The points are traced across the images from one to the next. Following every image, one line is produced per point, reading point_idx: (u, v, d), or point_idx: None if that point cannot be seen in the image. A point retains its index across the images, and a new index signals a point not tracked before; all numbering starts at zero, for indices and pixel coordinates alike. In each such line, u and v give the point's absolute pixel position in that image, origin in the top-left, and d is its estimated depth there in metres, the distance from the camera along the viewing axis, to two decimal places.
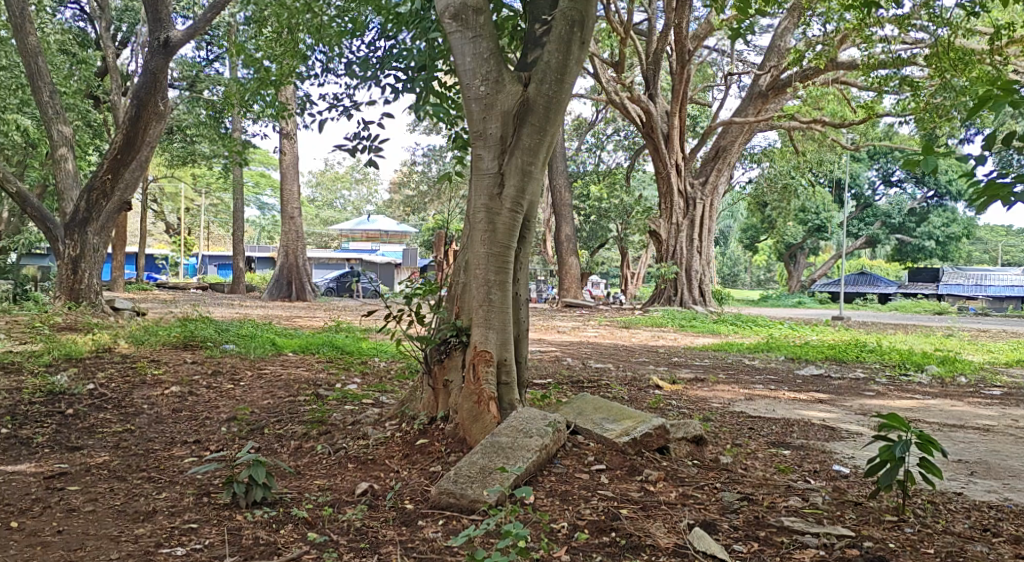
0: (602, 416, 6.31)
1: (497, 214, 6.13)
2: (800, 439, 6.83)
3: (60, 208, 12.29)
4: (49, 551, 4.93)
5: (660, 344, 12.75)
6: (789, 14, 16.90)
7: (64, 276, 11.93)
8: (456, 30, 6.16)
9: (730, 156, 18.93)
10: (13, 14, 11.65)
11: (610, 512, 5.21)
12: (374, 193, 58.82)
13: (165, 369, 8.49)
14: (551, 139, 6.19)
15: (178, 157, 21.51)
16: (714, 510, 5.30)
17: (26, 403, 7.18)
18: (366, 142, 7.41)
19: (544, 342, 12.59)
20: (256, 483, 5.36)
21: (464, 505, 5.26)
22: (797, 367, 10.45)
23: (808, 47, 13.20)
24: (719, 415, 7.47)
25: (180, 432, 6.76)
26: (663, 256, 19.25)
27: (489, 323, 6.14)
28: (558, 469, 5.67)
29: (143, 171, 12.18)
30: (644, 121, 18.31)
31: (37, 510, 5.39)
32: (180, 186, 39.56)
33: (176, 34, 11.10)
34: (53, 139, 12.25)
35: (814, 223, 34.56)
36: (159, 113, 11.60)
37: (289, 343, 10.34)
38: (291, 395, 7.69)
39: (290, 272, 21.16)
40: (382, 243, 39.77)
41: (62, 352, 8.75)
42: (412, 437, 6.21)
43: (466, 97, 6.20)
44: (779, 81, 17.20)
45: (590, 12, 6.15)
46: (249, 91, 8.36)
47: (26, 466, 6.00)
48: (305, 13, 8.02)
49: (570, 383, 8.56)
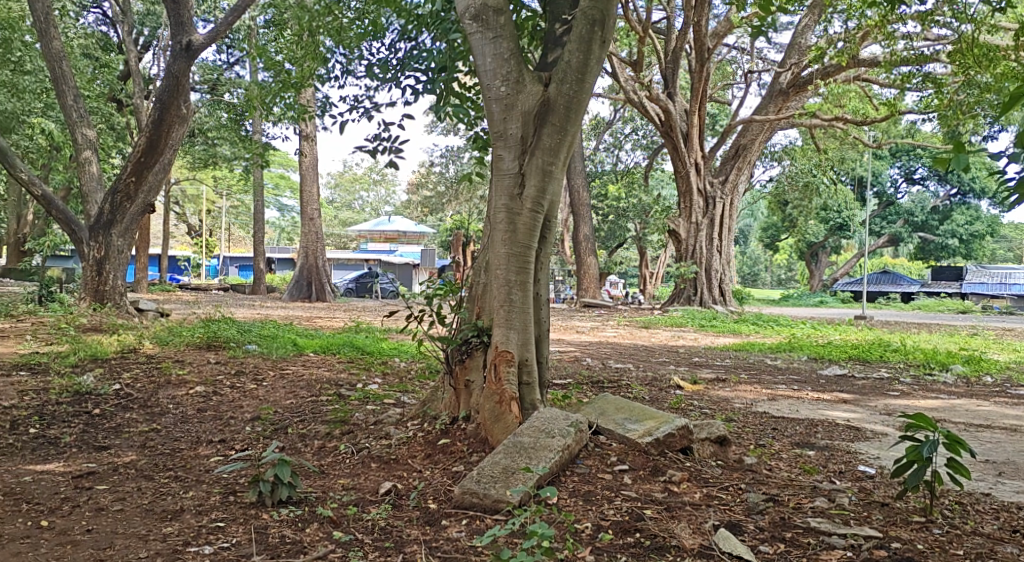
0: (625, 416, 6.30)
1: (518, 214, 6.13)
2: (824, 439, 6.80)
3: (85, 211, 12.41)
4: (78, 550, 4.98)
5: (680, 344, 12.72)
6: (810, 11, 16.78)
7: (89, 278, 12.03)
8: (477, 31, 6.17)
9: (750, 155, 18.82)
10: (37, 19, 11.77)
11: (634, 512, 5.21)
12: (392, 193, 59.11)
13: (189, 369, 8.56)
14: (572, 139, 6.19)
15: (200, 159, 21.71)
16: (739, 511, 5.29)
17: (54, 403, 7.27)
18: (387, 143, 7.53)
19: (564, 342, 12.58)
20: (282, 482, 5.40)
21: (487, 505, 5.26)
22: (820, 367, 10.39)
23: (830, 44, 13.08)
24: (742, 415, 7.45)
25: (205, 431, 6.80)
26: (682, 256, 19.13)
27: (511, 323, 6.13)
28: (581, 469, 5.67)
29: (167, 174, 12.23)
30: (664, 120, 18.27)
31: (66, 509, 5.44)
32: (201, 188, 39.87)
33: (198, 39, 11.15)
34: (78, 142, 12.35)
35: (836, 222, 34.28)
36: (181, 116, 11.71)
37: (311, 344, 10.40)
38: (313, 395, 7.74)
39: (310, 272, 21.25)
40: (401, 244, 39.88)
41: (88, 353, 8.85)
42: (434, 437, 6.22)
43: (487, 98, 6.21)
44: (800, 78, 17.03)
45: (611, 11, 6.14)
46: (270, 94, 8.40)
47: (55, 466, 6.06)
48: (326, 15, 8.04)
49: (591, 383, 8.55)
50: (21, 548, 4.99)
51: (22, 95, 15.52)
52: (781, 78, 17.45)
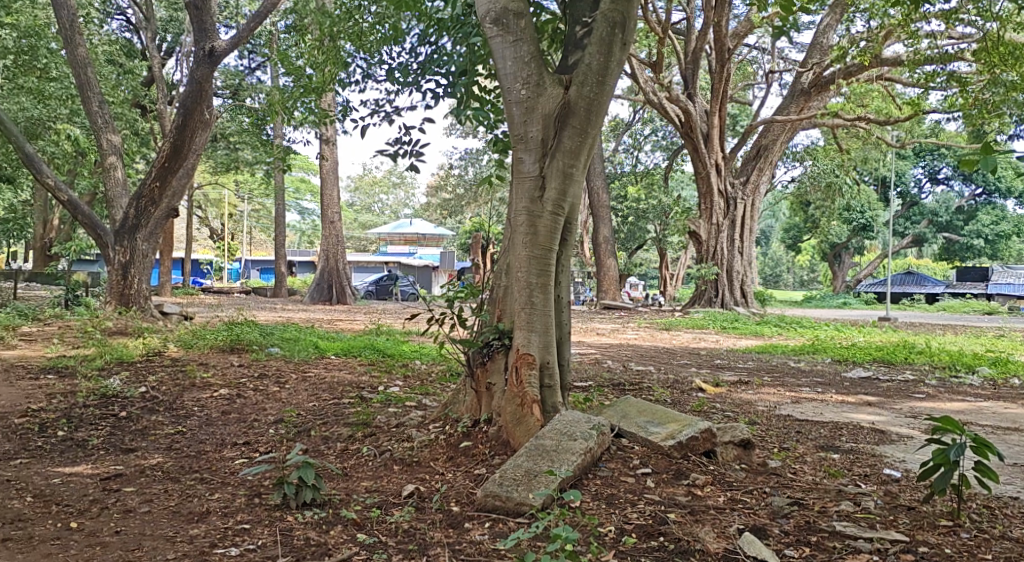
0: (647, 419, 6.29)
1: (539, 216, 6.14)
2: (849, 442, 6.75)
3: (110, 215, 12.53)
4: (107, 551, 5.03)
5: (701, 346, 12.65)
6: (832, 10, 16.68)
7: (114, 281, 12.11)
8: (497, 35, 6.18)
9: (772, 155, 18.72)
10: (63, 26, 11.91)
11: (658, 516, 5.19)
12: (412, 196, 59.27)
13: (212, 372, 8.61)
14: (592, 142, 6.19)
15: (222, 164, 21.85)
16: (764, 514, 5.26)
17: (80, 406, 7.34)
18: (407, 147, 7.60)
19: (584, 344, 12.54)
20: (306, 484, 5.43)
21: (510, 509, 5.27)
22: (845, 370, 10.31)
23: (852, 43, 12.99)
24: (765, 418, 7.41)
25: (229, 434, 6.86)
26: (704, 257, 19.03)
27: (532, 325, 6.14)
28: (603, 472, 5.67)
29: (190, 178, 12.35)
30: (684, 121, 18.23)
31: (95, 510, 5.51)
32: (223, 193, 40.11)
33: (221, 44, 11.23)
34: (103, 148, 12.47)
35: (860, 222, 34.00)
36: (204, 122, 11.82)
37: (332, 347, 10.43)
38: (335, 397, 7.78)
39: (330, 275, 21.34)
40: (420, 246, 39.92)
41: (114, 356, 8.94)
42: (456, 439, 6.24)
43: (507, 102, 6.22)
44: (821, 78, 16.95)
45: (632, 12, 6.14)
46: (291, 99, 8.44)
47: (83, 468, 6.12)
48: (347, 21, 8.09)
49: (612, 386, 8.51)
50: (52, 549, 5.05)
51: (48, 102, 15.63)
52: (803, 78, 17.34)
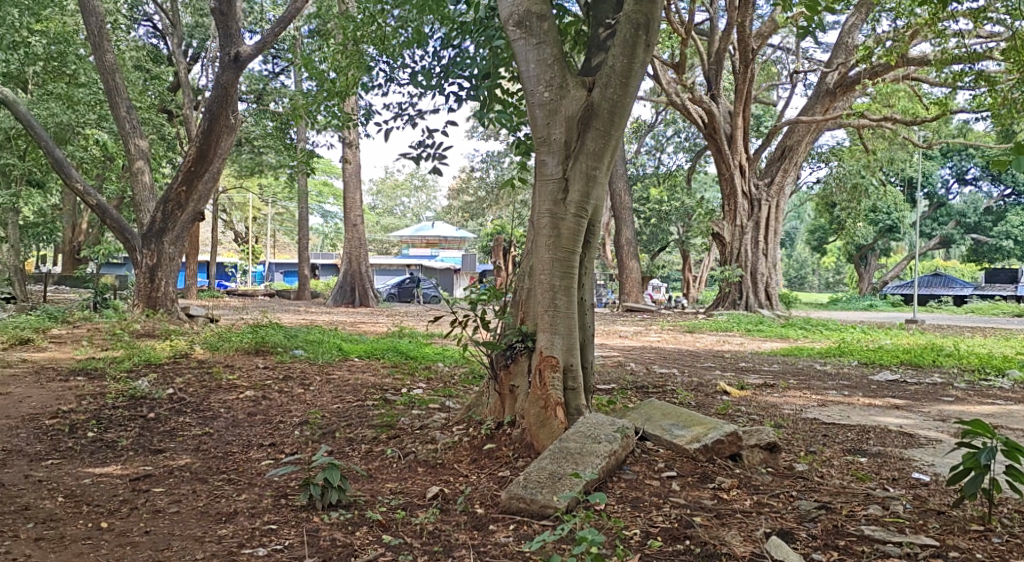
0: (671, 422, 6.27)
1: (562, 218, 6.13)
2: (877, 446, 6.69)
3: (137, 219, 12.65)
4: (137, 551, 5.09)
5: (725, 349, 12.57)
6: (857, 10, 16.54)
7: (142, 284, 12.24)
8: (520, 37, 6.20)
9: (797, 156, 18.58)
10: (92, 32, 12.06)
11: (683, 519, 5.17)
12: (433, 199, 59.44)
13: (239, 374, 8.67)
14: (616, 144, 6.18)
15: (247, 167, 21.99)
16: (790, 518, 5.23)
17: (109, 407, 7.41)
18: (430, 150, 7.63)
19: (607, 347, 12.49)
20: (332, 485, 5.46)
21: (534, 511, 5.27)
22: (872, 372, 10.21)
23: (878, 43, 12.89)
24: (791, 421, 7.36)
25: (255, 435, 6.90)
26: (727, 259, 18.93)
27: (555, 328, 6.13)
28: (628, 475, 5.66)
29: (216, 183, 12.45)
30: (707, 122, 18.16)
31: (125, 510, 5.56)
32: (248, 196, 40.43)
33: (246, 50, 11.34)
34: (131, 153, 12.58)
35: (886, 223, 33.70)
36: (229, 126, 11.93)
37: (356, 349, 10.48)
38: (359, 399, 7.81)
39: (353, 278, 21.39)
40: (442, 249, 39.96)
41: (142, 358, 9.02)
42: (480, 442, 6.26)
43: (531, 104, 6.24)
44: (847, 78, 16.81)
45: (656, 14, 6.14)
46: (314, 103, 8.47)
47: (112, 469, 6.19)
48: (370, 25, 8.13)
49: (636, 389, 8.48)
50: (83, 548, 5.10)
51: (77, 108, 15.59)
52: (828, 78, 17.21)
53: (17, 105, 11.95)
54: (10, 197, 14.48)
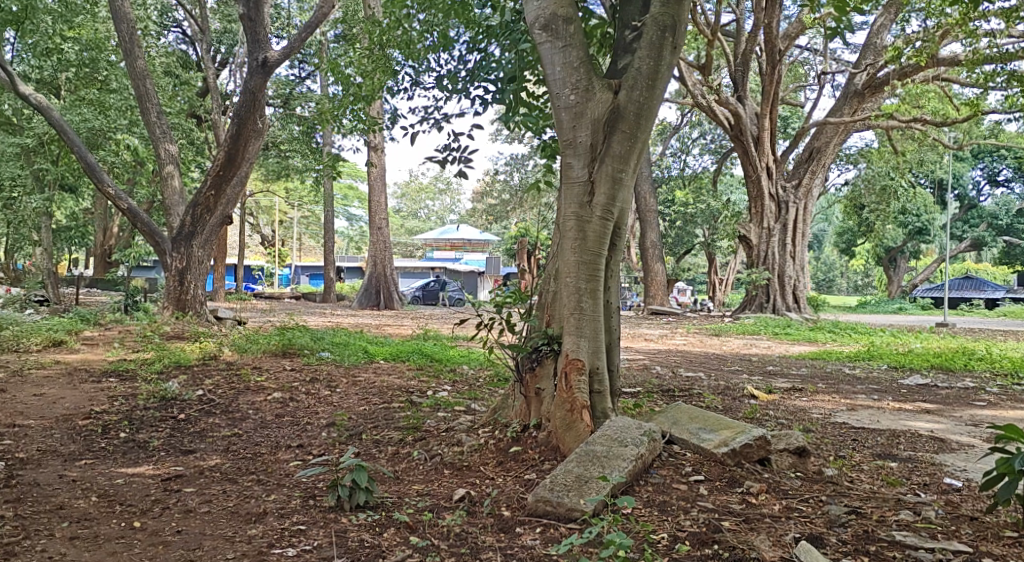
0: (699, 426, 6.24)
1: (588, 221, 6.13)
2: (908, 451, 6.63)
3: (167, 223, 12.78)
4: (169, 551, 5.14)
5: (752, 352, 12.50)
6: (887, 10, 16.44)
7: (171, 287, 12.36)
8: (546, 40, 6.20)
9: (825, 157, 18.43)
10: (123, 39, 12.19)
11: (712, 524, 5.15)
12: (457, 202, 59.60)
13: (267, 376, 8.75)
14: (642, 147, 6.17)
15: (273, 171, 22.12)
16: (820, 523, 5.19)
17: (141, 409, 7.49)
18: (456, 153, 7.66)
19: (633, 350, 12.45)
20: (360, 487, 5.50)
21: (562, 514, 5.28)
22: (902, 376, 10.10)
23: (907, 43, 12.75)
24: (820, 425, 7.30)
25: (284, 436, 6.95)
26: (754, 262, 18.78)
27: (581, 331, 6.12)
28: (655, 479, 5.64)
29: (244, 186, 12.54)
30: (734, 123, 18.05)
31: (157, 510, 5.62)
32: (275, 200, 40.76)
33: (273, 55, 11.41)
34: (161, 157, 12.71)
35: (916, 226, 33.34)
36: (257, 131, 12.01)
37: (381, 351, 10.54)
38: (385, 401, 7.84)
39: (378, 280, 21.47)
40: (466, 252, 40.01)
41: (172, 360, 9.12)
42: (506, 444, 6.27)
43: (557, 107, 6.23)
44: (875, 79, 16.70)
45: (682, 16, 6.14)
46: (341, 108, 8.51)
47: (144, 469, 6.25)
48: (396, 29, 8.15)
49: (662, 393, 8.45)
50: (116, 548, 5.17)
51: (108, 113, 15.69)
52: (857, 79, 17.08)
53: (50, 111, 12.11)
54: (44, 202, 14.69)
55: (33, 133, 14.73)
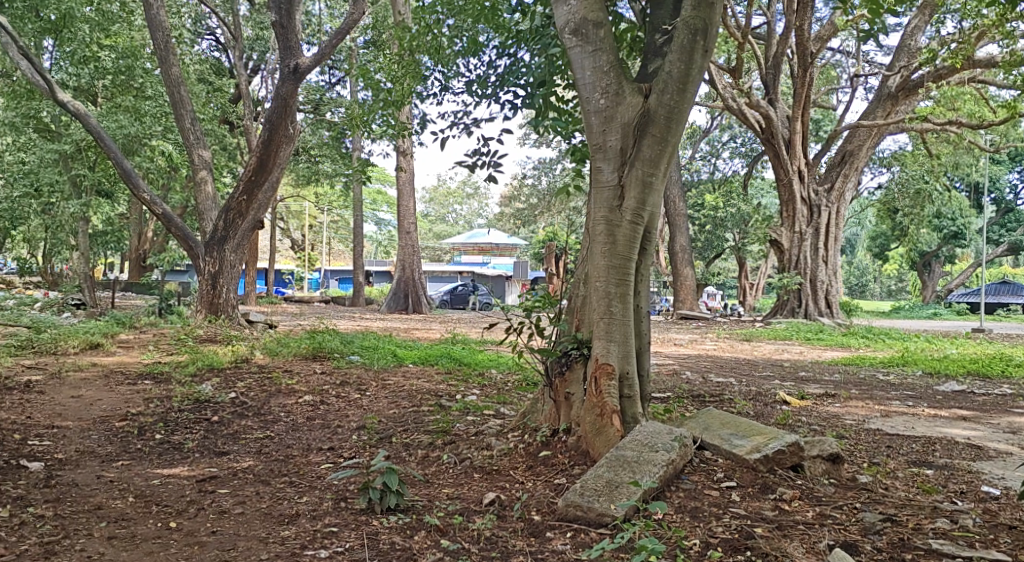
0: (731, 432, 6.18)
1: (618, 226, 6.12)
2: (944, 458, 6.53)
3: (200, 228, 12.92)
4: (204, 551, 5.20)
5: (784, 358, 12.39)
6: (921, 12, 16.31)
7: (204, 291, 12.49)
8: (576, 45, 6.20)
9: (858, 161, 18.32)
10: (158, 46, 12.33)
11: (744, 531, 5.12)
12: (485, 206, 59.66)
13: (297, 379, 8.81)
14: (672, 151, 6.14)
15: (304, 176, 22.29)
16: (855, 531, 5.15)
17: (176, 410, 7.58)
18: (485, 158, 7.68)
19: (663, 355, 12.40)
20: (391, 489, 5.53)
21: (592, 519, 5.27)
22: (937, 383, 9.96)
23: (943, 45, 12.56)
24: (854, 432, 7.22)
25: (315, 439, 6.99)
26: (786, 266, 18.61)
27: (611, 335, 6.11)
28: (687, 485, 5.61)
29: (275, 191, 12.64)
30: (765, 127, 17.91)
31: (192, 510, 5.68)
32: (305, 205, 41.05)
33: (304, 61, 11.51)
34: (195, 163, 12.86)
35: (951, 230, 32.90)
36: (288, 136, 12.12)
37: (410, 355, 10.57)
38: (415, 405, 7.86)
39: (407, 284, 21.55)
40: (494, 256, 40.04)
41: (205, 362, 9.22)
42: (536, 449, 6.27)
43: (587, 111, 6.23)
44: (909, 81, 16.56)
45: (714, 19, 6.10)
46: (370, 113, 8.56)
47: (180, 470, 6.31)
48: (426, 35, 8.19)
49: (693, 398, 8.40)
50: (153, 548, 5.23)
51: (143, 119, 15.87)
52: (890, 81, 16.95)
53: (87, 118, 12.28)
54: (81, 207, 14.92)
55: (70, 140, 14.97)
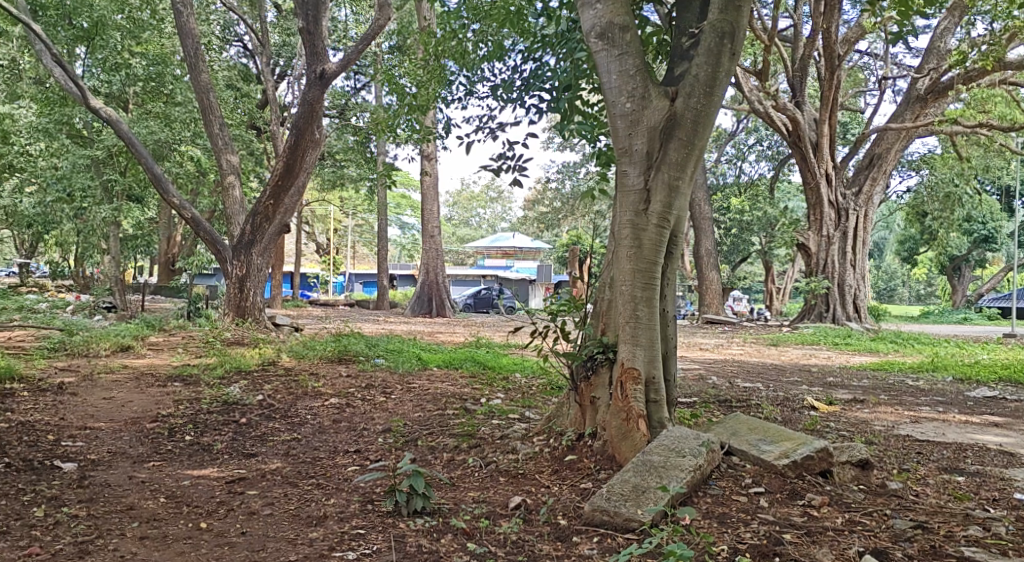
0: (758, 437, 6.14)
1: (643, 229, 6.10)
2: (975, 465, 6.46)
3: (228, 232, 13.03)
4: (234, 552, 5.24)
5: (812, 363, 12.29)
6: (950, 14, 16.20)
7: (231, 294, 12.61)
8: (603, 48, 6.20)
9: (887, 164, 18.16)
10: (188, 53, 12.44)
11: (773, 536, 5.09)
12: (508, 210, 59.74)
13: (324, 382, 8.86)
14: (699, 154, 6.12)
15: (330, 181, 22.43)
16: (885, 537, 5.10)
17: (205, 412, 7.65)
18: (510, 162, 7.69)
19: (688, 359, 12.34)
20: (417, 492, 5.54)
21: (618, 524, 5.26)
22: (968, 388, 9.83)
23: (974, 47, 12.41)
24: (884, 438, 7.15)
25: (341, 441, 7.03)
26: (813, 270, 18.45)
27: (637, 339, 6.09)
28: (714, 490, 5.58)
29: (302, 195, 12.71)
30: (792, 130, 17.80)
31: (222, 512, 5.72)
32: (330, 209, 41.30)
33: (331, 67, 11.59)
34: (223, 167, 12.98)
35: (981, 233, 32.49)
36: (314, 141, 12.19)
37: (435, 358, 10.60)
38: (440, 408, 7.88)
39: (431, 288, 21.59)
40: (517, 259, 40.05)
41: (233, 365, 9.30)
42: (561, 453, 6.27)
43: (612, 115, 6.22)
44: (938, 84, 16.46)
45: (741, 21, 6.08)
46: (395, 118, 8.51)
47: (209, 471, 6.37)
48: (452, 40, 8.23)
49: (719, 403, 8.36)
50: (184, 548, 5.28)
51: (173, 125, 16.03)
52: (919, 84, 16.84)
53: (119, 123, 12.41)
54: (112, 211, 15.11)
55: (102, 145, 15.18)
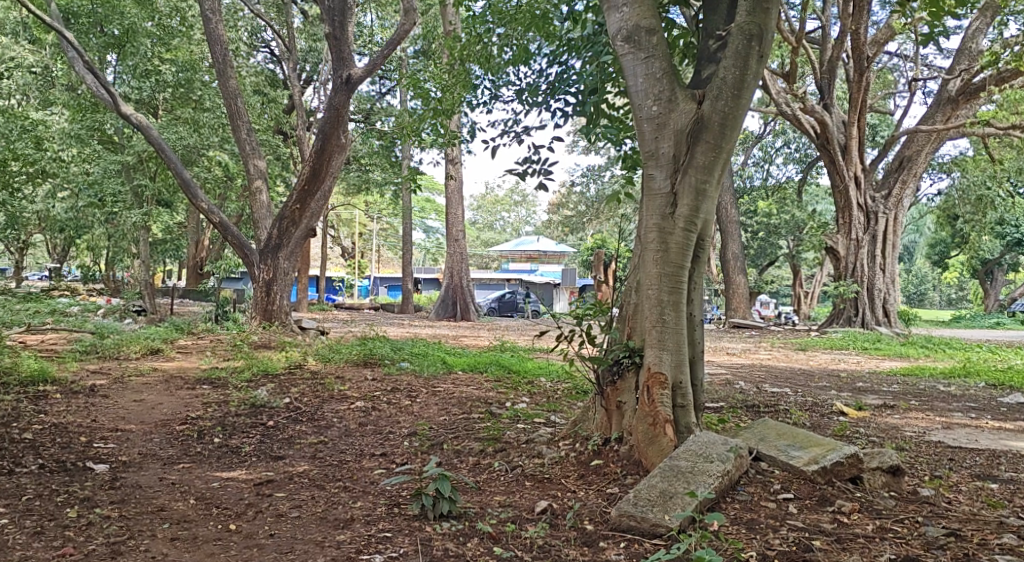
0: (787, 442, 6.08)
1: (670, 233, 6.07)
2: (1009, 472, 6.36)
3: (255, 236, 13.12)
4: (263, 553, 5.27)
5: (841, 367, 12.15)
6: (982, 14, 16.02)
7: (259, 297, 12.71)
8: (629, 52, 6.18)
9: (916, 166, 17.96)
10: (216, 59, 12.53)
11: (802, 543, 5.07)
12: (533, 214, 59.71)
13: (350, 385, 8.89)
14: (726, 157, 6.08)
15: (355, 185, 22.53)
16: (917, 545, 5.05)
17: (233, 415, 7.70)
18: (535, 165, 7.69)
19: (715, 364, 12.24)
20: (443, 496, 5.53)
21: (646, 529, 5.24)
22: (1002, 394, 9.68)
23: (1007, 47, 12.24)
24: (915, 444, 7.06)
25: (367, 444, 7.05)
26: (842, 273, 18.21)
27: (663, 344, 6.06)
28: (742, 496, 5.54)
29: (328, 200, 12.77)
30: (820, 132, 17.68)
31: (250, 514, 5.75)
32: (355, 213, 41.50)
33: (357, 72, 11.65)
34: (250, 172, 13.07)
35: (1014, 236, 32.01)
36: (340, 146, 12.24)
37: (460, 362, 10.60)
38: (465, 412, 7.88)
39: (456, 291, 21.60)
40: (542, 263, 40.00)
41: (261, 368, 9.37)
42: (588, 457, 6.25)
43: (638, 118, 6.21)
44: (970, 85, 16.27)
45: (769, 23, 6.04)
46: (419, 124, 8.57)
47: (237, 473, 6.41)
48: (477, 44, 8.24)
49: (746, 408, 8.29)
50: (214, 549, 5.32)
51: (201, 130, 16.20)
52: (950, 85, 16.68)
53: (149, 129, 12.51)
54: (142, 215, 15.28)
55: (132, 150, 15.35)
